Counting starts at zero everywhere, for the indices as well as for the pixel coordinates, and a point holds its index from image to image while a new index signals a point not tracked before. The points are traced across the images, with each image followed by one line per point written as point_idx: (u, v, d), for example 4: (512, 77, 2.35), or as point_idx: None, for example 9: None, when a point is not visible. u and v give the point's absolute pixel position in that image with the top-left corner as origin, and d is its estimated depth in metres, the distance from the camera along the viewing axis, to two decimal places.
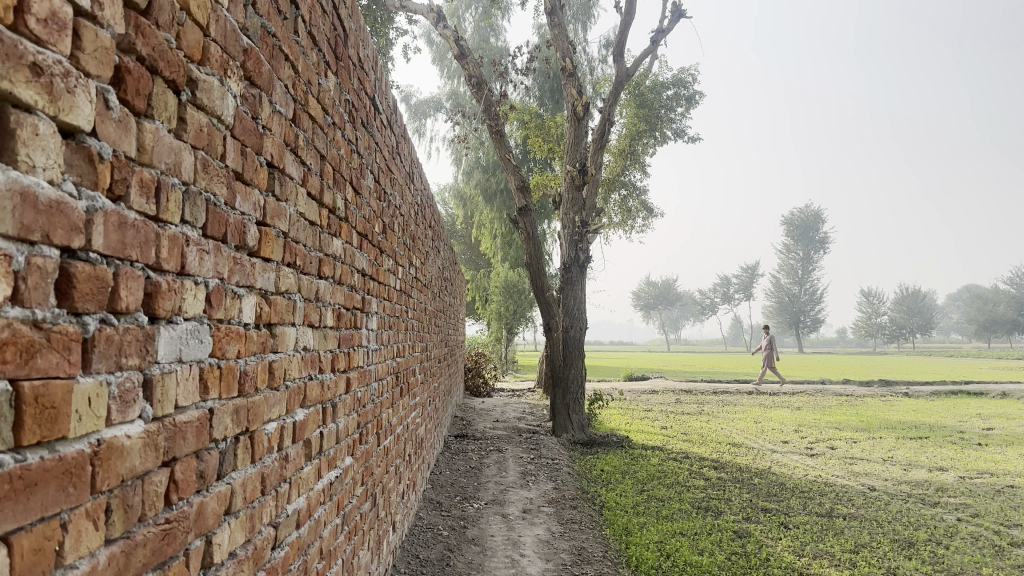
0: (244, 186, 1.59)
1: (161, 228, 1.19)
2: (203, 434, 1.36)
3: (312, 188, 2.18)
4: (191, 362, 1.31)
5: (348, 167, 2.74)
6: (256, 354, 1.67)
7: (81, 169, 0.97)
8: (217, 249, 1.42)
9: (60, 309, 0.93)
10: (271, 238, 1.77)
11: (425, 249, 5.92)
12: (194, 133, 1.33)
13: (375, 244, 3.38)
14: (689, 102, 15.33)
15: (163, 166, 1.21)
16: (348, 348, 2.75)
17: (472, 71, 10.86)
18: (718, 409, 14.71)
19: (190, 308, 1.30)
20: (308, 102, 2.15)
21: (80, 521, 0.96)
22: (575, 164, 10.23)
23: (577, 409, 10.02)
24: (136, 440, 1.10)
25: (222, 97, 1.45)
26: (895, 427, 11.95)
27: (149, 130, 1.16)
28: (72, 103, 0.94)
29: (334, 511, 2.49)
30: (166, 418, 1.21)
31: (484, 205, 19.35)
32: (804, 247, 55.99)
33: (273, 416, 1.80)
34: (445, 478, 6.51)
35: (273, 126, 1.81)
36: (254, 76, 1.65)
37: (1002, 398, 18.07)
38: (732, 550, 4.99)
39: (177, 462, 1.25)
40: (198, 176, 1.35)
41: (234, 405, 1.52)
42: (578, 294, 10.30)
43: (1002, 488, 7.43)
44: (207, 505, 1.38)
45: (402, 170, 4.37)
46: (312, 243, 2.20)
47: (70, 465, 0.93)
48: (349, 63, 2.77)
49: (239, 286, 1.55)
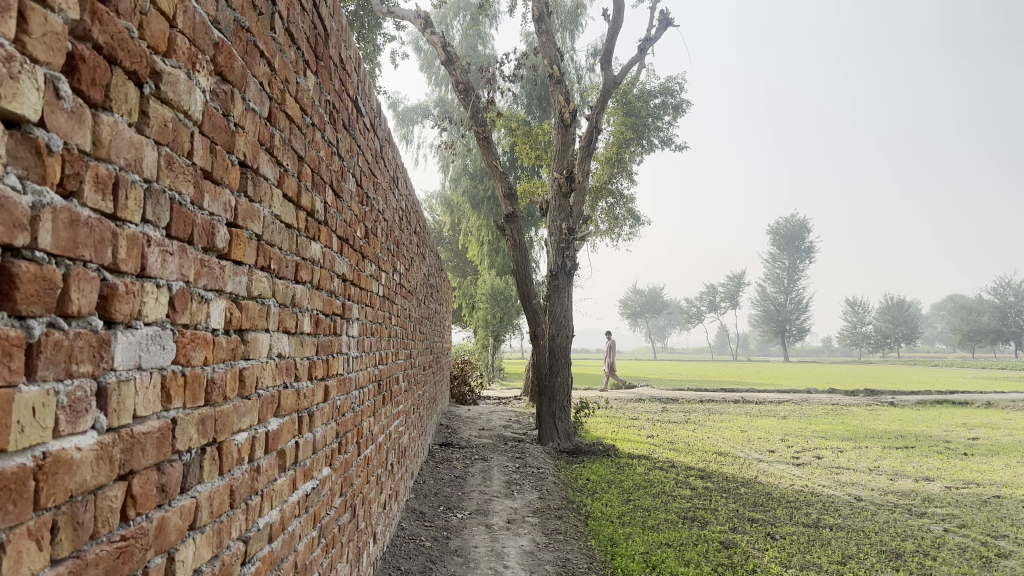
0: (213, 186, 1.53)
1: (119, 227, 1.13)
2: (165, 446, 1.29)
3: (289, 189, 2.12)
4: (152, 369, 1.24)
5: (328, 170, 2.68)
6: (225, 360, 1.60)
7: (27, 162, 0.91)
8: (181, 251, 1.35)
9: (0, 312, 0.86)
10: (243, 240, 1.71)
11: (410, 255, 5.83)
12: (157, 128, 1.26)
13: (357, 249, 3.33)
14: (676, 110, 15.36)
15: (122, 162, 1.14)
16: (327, 356, 2.68)
17: (459, 77, 10.81)
18: (704, 417, 14.69)
19: (151, 312, 1.24)
20: (285, 101, 2.08)
21: (20, 541, 0.88)
22: (562, 172, 10.21)
23: (562, 418, 9.94)
24: (88, 452, 1.03)
25: (189, 92, 1.38)
26: (880, 437, 11.95)
27: (106, 123, 1.10)
28: (15, 89, 0.87)
29: (310, 523, 2.42)
30: (123, 429, 1.14)
31: (471, 212, 19.34)
32: (790, 257, 56.19)
33: (243, 426, 1.72)
34: (428, 487, 6.43)
35: (246, 124, 1.74)
36: (225, 72, 1.59)
37: (986, 408, 18.19)
38: (717, 561, 4.94)
39: (135, 476, 1.18)
40: (162, 173, 1.29)
41: (201, 415, 1.45)
42: (564, 302, 10.24)
43: (988, 499, 7.43)
44: (169, 520, 1.31)
45: (386, 175, 4.30)
46: (288, 247, 2.13)
47: (9, 480, 0.86)
48: (330, 63, 2.71)
49: (206, 290, 1.48)
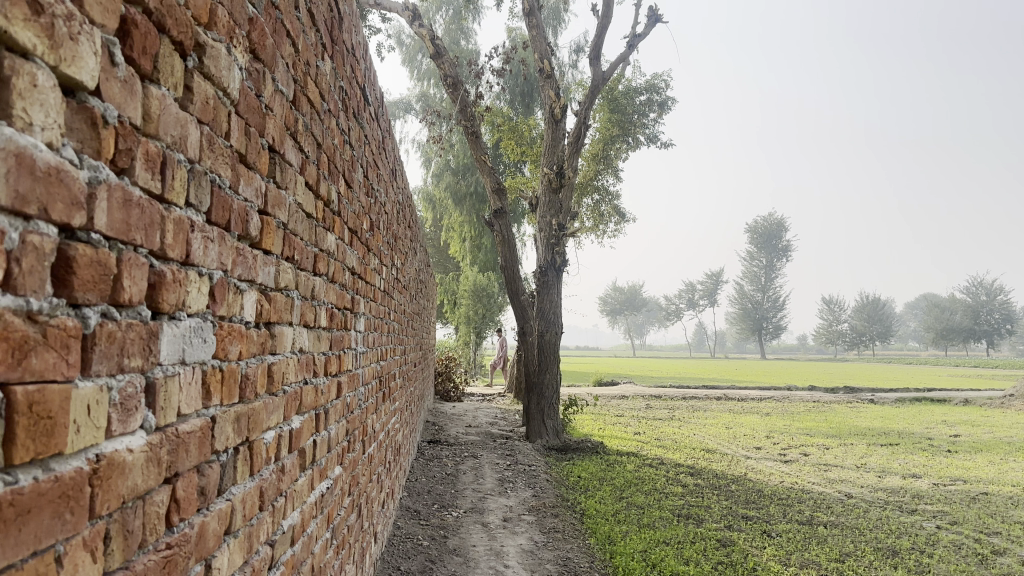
0: (247, 170, 1.44)
1: (167, 210, 1.04)
2: (205, 446, 1.20)
3: (309, 177, 2.03)
4: (195, 364, 1.15)
5: (342, 158, 2.58)
6: (256, 355, 1.51)
7: (82, 133, 0.82)
8: (220, 238, 1.27)
9: (57, 298, 0.77)
10: (272, 229, 1.62)
11: (405, 249, 5.73)
12: (200, 105, 1.18)
13: (364, 242, 3.24)
14: (661, 107, 15.36)
15: (169, 139, 1.06)
16: (339, 351, 2.59)
17: (447, 71, 10.67)
18: (688, 414, 14.72)
19: (194, 303, 1.15)
20: (307, 85, 1.99)
21: (77, 552, 0.80)
22: (553, 167, 10.13)
23: (551, 415, 9.90)
24: (138, 455, 0.95)
25: (228, 68, 1.30)
26: (864, 434, 12.03)
27: (154, 96, 1.01)
28: (74, 52, 0.79)
29: (324, 525, 2.33)
30: (168, 428, 1.05)
31: (454, 208, 19.23)
32: (767, 256, 56.56)
33: (271, 424, 1.63)
34: (421, 485, 6.34)
35: (275, 106, 1.65)
36: (258, 49, 1.50)
37: (963, 405, 18.44)
38: (717, 560, 4.91)
39: (179, 479, 1.10)
40: (204, 155, 1.20)
41: (236, 412, 1.36)
42: (553, 298, 10.18)
43: (977, 496, 7.48)
44: (208, 526, 1.22)
45: (387, 167, 4.20)
46: (309, 238, 2.05)
47: (68, 486, 0.78)
48: (343, 49, 2.61)
49: (241, 281, 1.40)
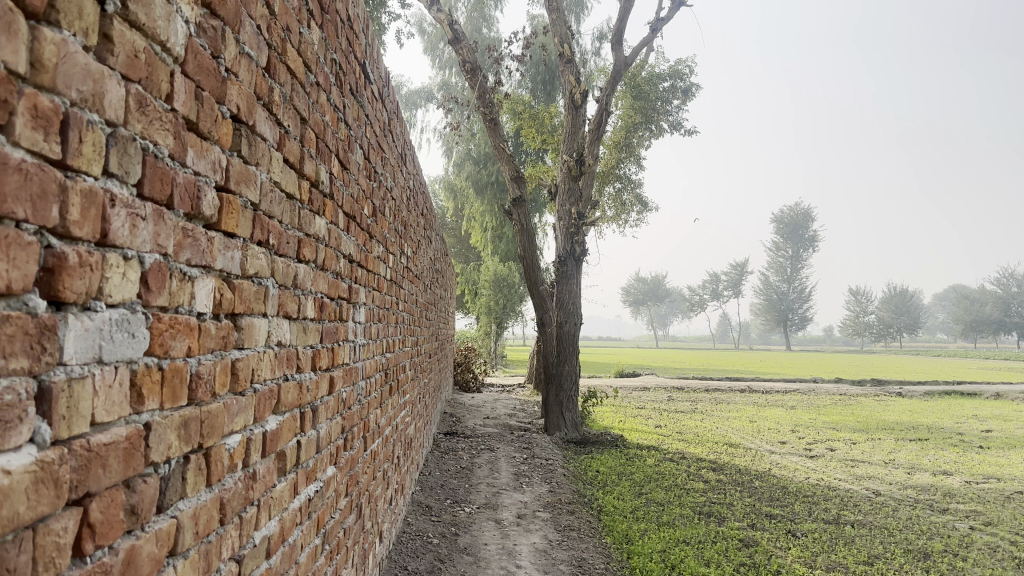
0: (198, 140, 1.26)
1: (70, 179, 0.87)
2: (134, 458, 1.03)
3: (290, 154, 1.85)
4: (117, 362, 0.98)
5: (334, 137, 2.40)
6: (213, 352, 1.34)
7: None
8: (157, 216, 1.09)
9: None
10: (235, 209, 1.44)
11: (417, 238, 5.59)
12: (125, 59, 1.00)
13: (364, 228, 3.06)
14: (685, 94, 15.03)
15: (74, 95, 0.88)
16: (332, 345, 2.42)
17: (466, 57, 10.42)
18: (711, 407, 14.46)
19: (116, 290, 0.98)
20: (286, 52, 1.81)
21: None
22: (572, 155, 9.87)
23: (570, 407, 9.71)
24: (21, 476, 0.77)
25: (167, 19, 1.11)
26: (892, 428, 11.70)
27: (50, 41, 0.83)
28: None
29: (313, 531, 2.17)
30: (76, 441, 0.89)
31: (475, 197, 19.01)
32: (794, 247, 55.57)
33: (235, 427, 1.46)
34: (434, 480, 6.19)
35: (240, 73, 1.47)
36: (214, 4, 1.31)
37: (995, 400, 18.02)
38: (739, 561, 4.70)
39: (93, 500, 0.93)
40: (132, 117, 1.02)
41: (183, 416, 1.19)
42: (572, 288, 9.93)
43: (1011, 495, 7.19)
44: (141, 550, 1.05)
45: (394, 152, 4.02)
46: (290, 221, 1.87)
47: None
48: (336, 19, 2.43)
49: (189, 266, 1.22)
